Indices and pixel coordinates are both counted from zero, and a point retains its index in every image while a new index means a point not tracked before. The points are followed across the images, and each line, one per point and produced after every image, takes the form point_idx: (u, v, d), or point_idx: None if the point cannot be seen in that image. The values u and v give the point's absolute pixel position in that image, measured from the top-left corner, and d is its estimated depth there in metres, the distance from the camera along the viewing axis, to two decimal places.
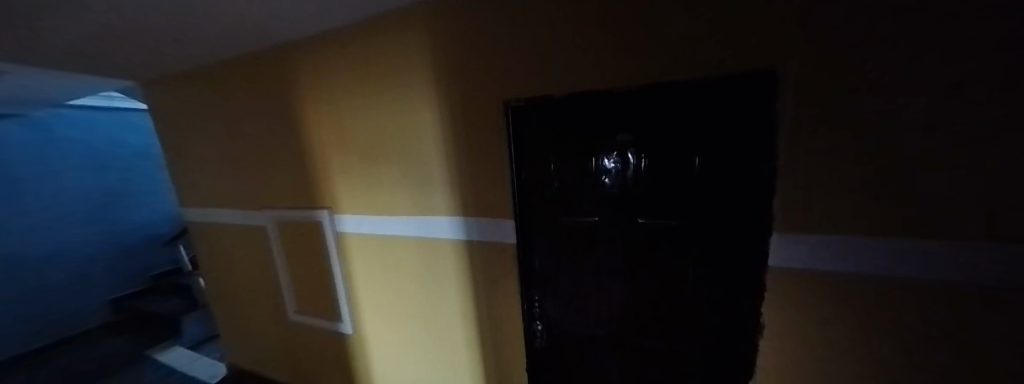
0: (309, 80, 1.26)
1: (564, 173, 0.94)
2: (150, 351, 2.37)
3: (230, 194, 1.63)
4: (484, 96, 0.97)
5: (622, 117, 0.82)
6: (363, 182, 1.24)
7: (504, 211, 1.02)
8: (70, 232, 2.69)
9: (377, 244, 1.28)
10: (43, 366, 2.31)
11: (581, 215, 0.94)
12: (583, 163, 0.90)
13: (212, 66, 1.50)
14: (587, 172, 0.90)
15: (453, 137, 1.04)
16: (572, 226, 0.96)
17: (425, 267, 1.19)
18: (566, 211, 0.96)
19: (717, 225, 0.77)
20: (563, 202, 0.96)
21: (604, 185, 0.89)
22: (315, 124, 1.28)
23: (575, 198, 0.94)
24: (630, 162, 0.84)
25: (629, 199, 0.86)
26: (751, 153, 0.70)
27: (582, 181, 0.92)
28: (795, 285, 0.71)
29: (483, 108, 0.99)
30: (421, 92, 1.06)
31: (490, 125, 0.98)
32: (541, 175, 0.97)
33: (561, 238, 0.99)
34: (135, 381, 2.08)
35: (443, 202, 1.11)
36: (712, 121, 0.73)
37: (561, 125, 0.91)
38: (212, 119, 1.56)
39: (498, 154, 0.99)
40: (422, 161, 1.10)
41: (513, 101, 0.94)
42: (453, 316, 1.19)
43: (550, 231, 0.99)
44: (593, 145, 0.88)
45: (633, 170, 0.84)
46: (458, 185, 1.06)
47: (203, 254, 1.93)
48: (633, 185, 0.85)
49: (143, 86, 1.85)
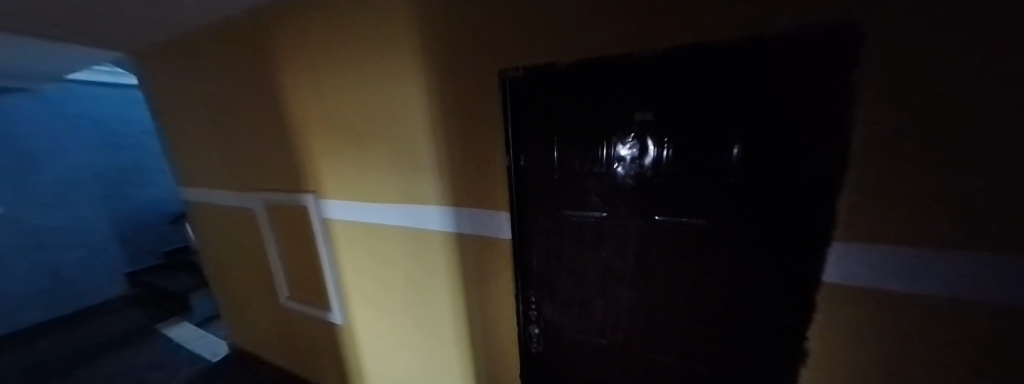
0: (291, 50, 1.14)
1: (569, 159, 0.79)
2: (161, 326, 2.44)
3: (220, 174, 1.56)
4: (478, 67, 0.83)
5: (640, 92, 0.67)
6: (348, 164, 1.12)
7: (498, 203, 0.89)
8: (80, 208, 2.72)
9: (363, 233, 1.17)
10: (64, 335, 2.42)
11: (587, 210, 0.81)
12: (591, 148, 0.76)
13: (196, 36, 1.40)
14: (596, 160, 0.76)
15: (443, 116, 0.90)
16: (577, 221, 0.83)
17: (413, 260, 1.08)
18: (571, 204, 0.82)
19: (753, 228, 0.62)
20: (568, 194, 0.82)
21: (616, 175, 0.74)
22: (299, 99, 1.17)
23: (580, 189, 0.80)
24: (649, 149, 0.69)
25: (645, 194, 0.72)
26: (810, 140, 0.54)
27: (590, 169, 0.77)
28: (855, 306, 0.57)
29: (477, 81, 0.84)
30: (408, 61, 0.92)
31: (485, 101, 0.84)
32: (543, 161, 0.83)
33: (564, 235, 0.86)
34: (144, 355, 2.14)
35: (432, 189, 0.97)
36: (757, 99, 0.57)
37: (567, 101, 0.76)
38: (198, 94, 1.47)
39: (493, 136, 0.85)
40: (409, 141, 0.97)
41: (511, 71, 0.79)
42: (443, 313, 1.09)
43: (552, 226, 0.86)
44: (604, 128, 0.73)
45: (652, 158, 0.69)
46: (449, 171, 0.93)
47: (201, 234, 1.90)
48: (651, 177, 0.70)
49: (132, 58, 1.77)
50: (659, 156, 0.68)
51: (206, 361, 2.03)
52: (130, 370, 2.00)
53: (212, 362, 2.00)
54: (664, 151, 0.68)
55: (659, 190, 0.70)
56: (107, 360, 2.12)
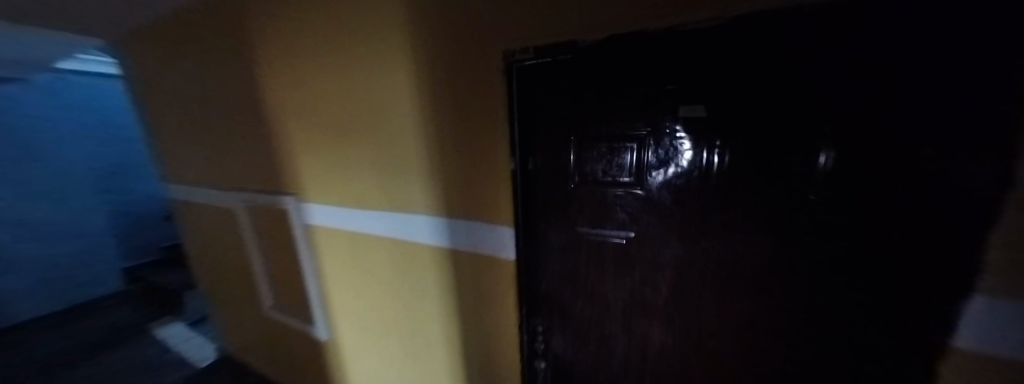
0: (266, 31, 0.99)
1: (588, 164, 0.63)
2: (152, 326, 2.36)
3: (201, 171, 1.43)
4: (475, 47, 0.67)
5: (688, 78, 0.51)
6: (330, 164, 0.97)
7: (497, 215, 0.73)
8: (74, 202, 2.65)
9: (347, 242, 1.02)
10: (53, 332, 2.35)
11: (610, 228, 0.65)
12: (617, 151, 0.60)
13: (172, 19, 1.27)
14: (624, 167, 0.60)
15: (436, 109, 0.74)
16: (597, 242, 0.67)
17: (402, 275, 0.93)
18: (590, 220, 0.66)
19: (849, 267, 0.45)
20: (586, 208, 0.66)
21: (649, 185, 0.59)
22: (277, 89, 1.02)
23: (602, 203, 0.64)
24: (695, 154, 0.53)
25: (688, 212, 0.57)
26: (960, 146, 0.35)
27: (615, 178, 0.62)
28: (1002, 376, 0.40)
29: (475, 65, 0.67)
30: (394, 40, 0.75)
31: (485, 91, 0.68)
32: (556, 166, 0.67)
33: (581, 258, 0.70)
34: (131, 357, 2.05)
35: (422, 196, 0.81)
36: (871, 85, 0.39)
37: (588, 92, 0.60)
38: (178, 84, 1.35)
39: (496, 133, 0.69)
40: (397, 137, 0.82)
41: (517, 53, 0.63)
42: (437, 337, 0.93)
43: (566, 245, 0.71)
44: (636, 126, 0.57)
45: (698, 166, 0.53)
46: (443, 174, 0.77)
47: (187, 233, 1.78)
48: (697, 189, 0.55)
49: (115, 45, 1.65)
50: (708, 163, 0.52)
51: (193, 366, 1.92)
52: (116, 373, 1.92)
53: (200, 367, 1.90)
54: (716, 157, 0.52)
55: (707, 207, 0.55)
56: (94, 360, 2.04)
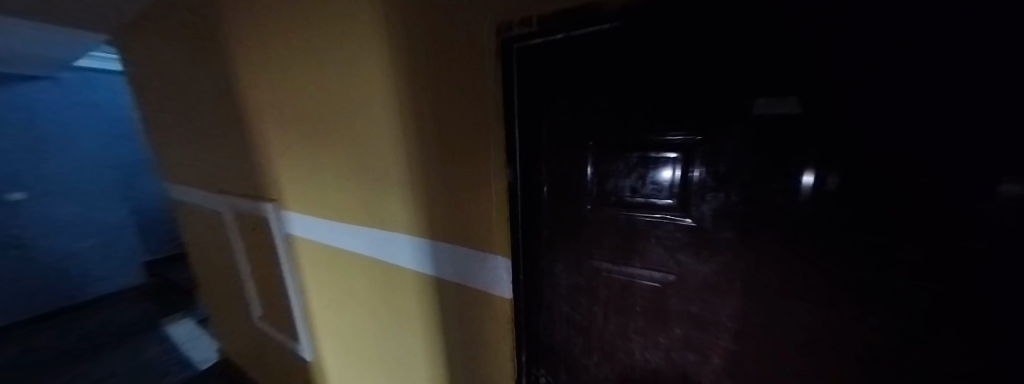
0: (233, 15, 0.86)
1: (612, 180, 0.46)
2: (163, 321, 2.38)
3: (191, 171, 1.36)
4: (461, 22, 0.49)
5: (765, 54, 0.32)
6: (304, 168, 0.83)
7: (484, 239, 0.57)
8: (96, 196, 2.74)
9: (327, 257, 0.90)
10: (73, 324, 2.42)
11: (640, 268, 0.47)
12: (656, 164, 0.42)
13: (156, 8, 1.18)
14: (664, 187, 0.42)
15: (416, 104, 0.58)
16: (622, 284, 0.50)
17: (384, 301, 0.79)
18: (614, 256, 0.49)
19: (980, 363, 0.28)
20: (607, 238, 0.49)
21: (702, 215, 0.41)
22: (249, 82, 0.89)
23: (629, 232, 0.47)
24: (781, 173, 0.34)
25: (761, 260, 0.38)
26: (986, 133, 0.24)
27: (651, 201, 0.44)
28: None
29: (461, 47, 0.51)
30: (364, 17, 0.59)
31: (475, 79, 0.51)
32: (568, 181, 0.50)
33: (596, 302, 0.53)
34: (139, 353, 2.06)
35: (403, 211, 0.66)
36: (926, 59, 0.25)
37: (611, 79, 0.43)
38: (166, 79, 1.27)
39: (487, 136, 0.53)
40: (373, 139, 0.66)
41: (515, 26, 0.46)
42: (421, 376, 0.78)
43: (578, 285, 0.54)
44: (680, 129, 0.40)
45: (782, 194, 0.34)
46: (425, 187, 0.61)
47: (186, 233, 1.74)
48: (778, 228, 0.36)
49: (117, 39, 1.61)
50: (797, 189, 0.33)
51: (193, 367, 1.89)
52: (120, 371, 1.91)
53: (198, 371, 1.85)
54: (813, 180, 0.32)
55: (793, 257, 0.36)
56: (103, 355, 2.07)
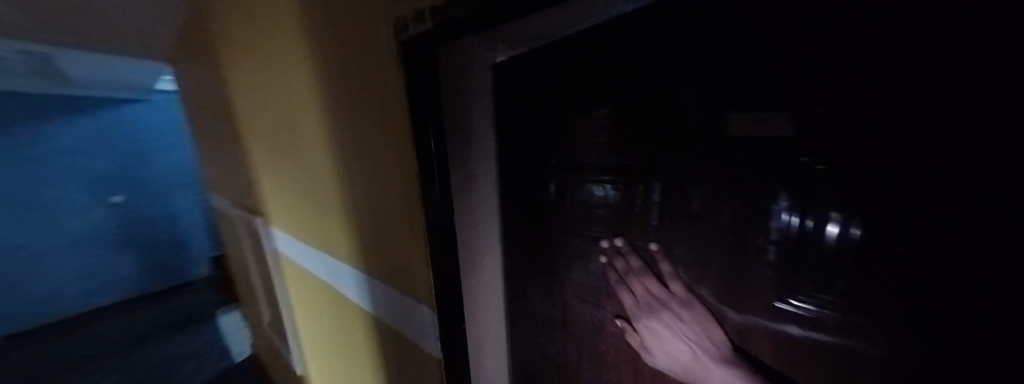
0: (220, 36, 0.88)
1: (582, 203, 0.41)
2: (218, 312, 2.68)
3: (220, 184, 1.48)
4: (361, 21, 0.42)
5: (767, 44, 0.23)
6: (275, 185, 0.81)
7: (410, 279, 0.48)
8: (176, 199, 3.21)
9: (302, 276, 0.87)
10: (155, 308, 2.85)
11: (612, 311, 0.43)
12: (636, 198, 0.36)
13: (187, 38, 1.30)
14: (648, 217, 0.36)
15: (340, 118, 0.52)
16: (593, 326, 0.45)
17: (342, 330, 0.73)
18: (582, 294, 0.45)
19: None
20: (575, 273, 0.45)
21: (675, 257, 0.35)
22: (235, 99, 0.91)
23: (600, 254, 0.42)
24: (753, 209, 0.28)
25: (747, 319, 0.32)
26: (1002, 156, 0.15)
27: (628, 238, 0.39)
28: None
29: (369, 52, 0.43)
30: (291, 26, 0.54)
31: (382, 89, 0.43)
32: (536, 205, 0.46)
33: (567, 343, 0.48)
34: (194, 340, 2.33)
35: (343, 237, 0.60)
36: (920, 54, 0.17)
37: (583, 89, 0.37)
38: (199, 101, 1.40)
39: (401, 160, 0.44)
40: (312, 156, 0.61)
41: (410, 23, 0.35)
42: None
43: (550, 319, 0.49)
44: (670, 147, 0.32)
45: (771, 244, 0.28)
46: (356, 212, 0.54)
47: (225, 238, 1.92)
48: (771, 277, 0.28)
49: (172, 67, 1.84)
50: (800, 232, 0.25)
51: (229, 360, 2.06)
52: (184, 352, 2.20)
53: (235, 362, 2.02)
54: (796, 216, 0.25)
55: (805, 303, 0.27)
56: (174, 336, 2.40)
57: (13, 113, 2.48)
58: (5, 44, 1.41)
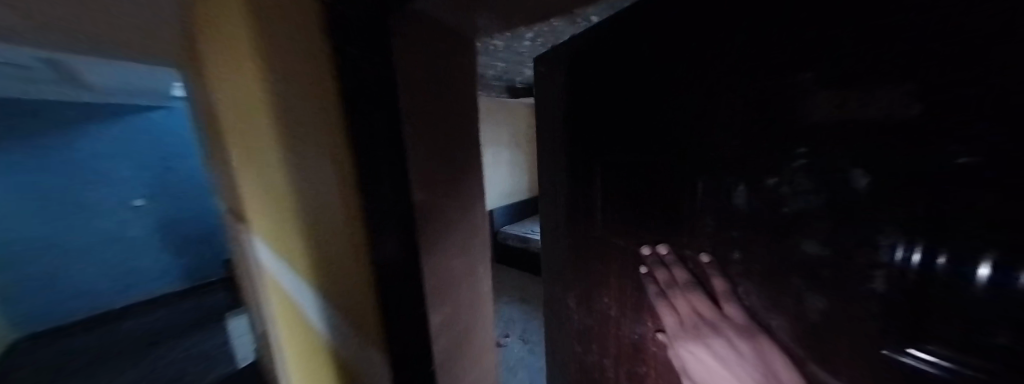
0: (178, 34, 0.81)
1: (631, 210, 0.47)
2: (228, 313, 2.71)
3: (216, 191, 1.47)
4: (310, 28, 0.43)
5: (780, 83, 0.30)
6: (243, 193, 0.75)
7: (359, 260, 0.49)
8: (194, 201, 3.32)
9: (269, 294, 0.79)
10: (172, 309, 2.93)
11: (654, 326, 0.46)
12: (677, 213, 0.41)
13: None
14: (704, 228, 0.39)
15: (292, 120, 0.47)
16: (636, 342, 0.49)
17: (310, 357, 0.65)
18: (621, 306, 0.51)
19: None
20: (615, 280, 0.52)
21: (734, 275, 0.37)
22: (206, 101, 0.85)
23: (643, 265, 0.46)
24: (857, 238, 0.27)
25: (798, 345, 0.32)
26: None
27: (673, 247, 0.43)
28: None
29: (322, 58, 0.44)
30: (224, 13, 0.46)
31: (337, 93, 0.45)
32: (592, 210, 0.55)
33: (605, 354, 0.56)
34: (204, 342, 2.36)
35: (301, 254, 0.53)
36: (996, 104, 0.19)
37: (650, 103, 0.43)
38: (197, 108, 1.39)
39: (340, 143, 0.46)
40: (254, 163, 0.52)
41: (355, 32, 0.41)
42: None
43: (590, 327, 0.59)
44: (725, 151, 0.35)
45: (879, 269, 0.26)
46: (315, 221, 0.50)
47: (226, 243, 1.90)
48: (872, 307, 0.27)
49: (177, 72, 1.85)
50: (891, 260, 0.25)
51: (231, 365, 2.05)
52: (197, 354, 2.21)
53: (237, 367, 2.01)
54: (913, 253, 0.24)
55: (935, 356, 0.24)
56: (188, 336, 2.45)
57: (48, 117, 2.61)
58: (17, 52, 1.44)
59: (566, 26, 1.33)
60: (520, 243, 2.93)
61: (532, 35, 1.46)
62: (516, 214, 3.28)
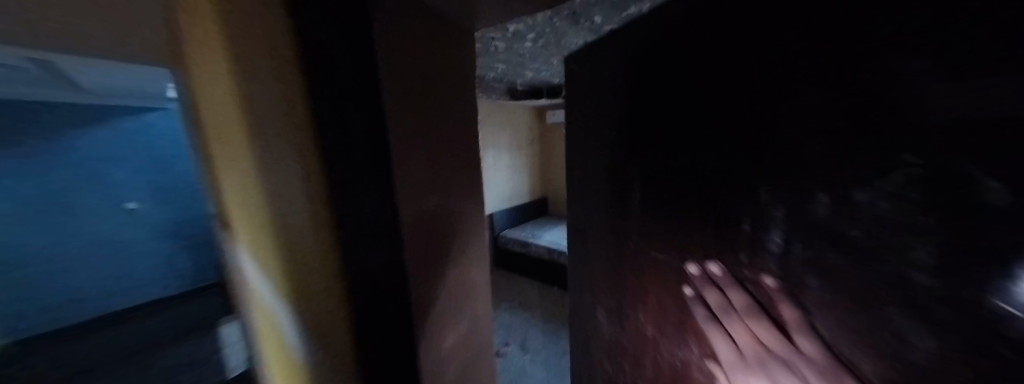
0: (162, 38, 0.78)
1: (678, 225, 0.44)
2: (221, 320, 2.63)
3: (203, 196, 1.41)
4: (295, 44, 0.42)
5: (809, 82, 0.28)
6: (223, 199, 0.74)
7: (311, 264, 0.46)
8: (188, 205, 3.26)
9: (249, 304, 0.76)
10: (163, 315, 2.85)
11: (702, 352, 0.42)
12: (732, 227, 0.36)
13: None
14: (766, 249, 0.33)
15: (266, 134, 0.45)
16: (678, 364, 0.46)
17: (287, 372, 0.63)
18: (660, 325, 0.49)
19: None
20: (656, 298, 0.49)
21: (810, 305, 0.30)
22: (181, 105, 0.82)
23: (694, 283, 0.42)
24: (945, 275, 0.21)
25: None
26: None
27: (727, 267, 0.38)
28: None
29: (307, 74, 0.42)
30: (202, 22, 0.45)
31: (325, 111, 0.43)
32: (632, 223, 0.53)
33: (640, 373, 0.54)
34: (195, 350, 2.27)
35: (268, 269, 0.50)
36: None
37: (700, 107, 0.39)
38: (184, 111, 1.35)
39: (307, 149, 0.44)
40: (233, 173, 0.50)
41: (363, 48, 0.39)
42: None
43: (623, 344, 0.59)
44: (790, 160, 0.30)
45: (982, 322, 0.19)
46: (286, 237, 0.47)
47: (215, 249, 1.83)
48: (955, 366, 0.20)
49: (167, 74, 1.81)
50: (985, 297, 0.19)
51: (221, 375, 1.96)
52: (185, 364, 2.12)
53: (227, 377, 1.93)
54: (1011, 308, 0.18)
55: None
56: (178, 344, 2.36)
57: (37, 118, 2.55)
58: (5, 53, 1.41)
59: (567, 25, 1.29)
60: (520, 247, 2.87)
61: (533, 35, 1.42)
62: (516, 219, 3.22)
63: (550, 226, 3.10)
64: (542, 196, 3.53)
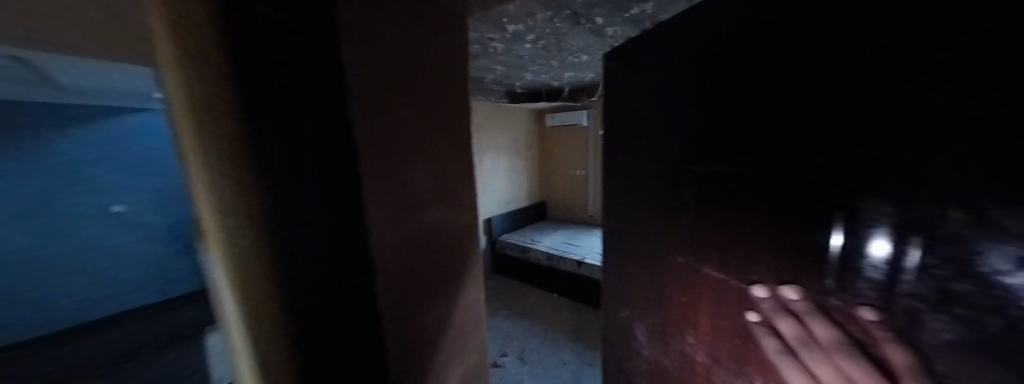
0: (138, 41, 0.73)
1: (743, 247, 0.43)
2: (208, 328, 2.52)
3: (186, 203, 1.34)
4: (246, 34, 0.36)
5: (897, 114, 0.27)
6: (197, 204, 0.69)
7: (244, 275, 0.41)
8: (176, 208, 3.17)
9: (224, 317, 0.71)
10: (147, 324, 2.73)
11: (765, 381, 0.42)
12: (812, 253, 0.36)
13: None
14: (860, 281, 0.32)
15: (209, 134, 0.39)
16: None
17: None
18: (714, 349, 0.48)
19: None
20: (711, 321, 0.48)
21: (929, 348, 0.28)
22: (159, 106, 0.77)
23: (766, 308, 0.41)
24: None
25: None
26: None
27: (808, 294, 0.37)
28: None
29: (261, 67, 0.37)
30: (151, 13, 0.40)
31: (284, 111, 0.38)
32: (679, 240, 0.52)
33: None
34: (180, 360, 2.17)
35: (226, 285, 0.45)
36: None
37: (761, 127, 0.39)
38: None
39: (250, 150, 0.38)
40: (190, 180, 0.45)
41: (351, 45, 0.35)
42: None
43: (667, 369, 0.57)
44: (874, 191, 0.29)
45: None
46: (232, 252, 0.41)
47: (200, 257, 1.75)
48: None
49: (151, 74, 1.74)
50: None
51: None
52: (170, 373, 2.02)
53: None
54: None
55: None
56: (161, 354, 2.25)
57: (16, 119, 2.47)
58: None
59: (569, 27, 1.26)
60: (519, 252, 2.79)
61: (534, 37, 1.38)
62: (515, 224, 3.16)
63: (549, 231, 3.04)
64: (540, 200, 3.47)
